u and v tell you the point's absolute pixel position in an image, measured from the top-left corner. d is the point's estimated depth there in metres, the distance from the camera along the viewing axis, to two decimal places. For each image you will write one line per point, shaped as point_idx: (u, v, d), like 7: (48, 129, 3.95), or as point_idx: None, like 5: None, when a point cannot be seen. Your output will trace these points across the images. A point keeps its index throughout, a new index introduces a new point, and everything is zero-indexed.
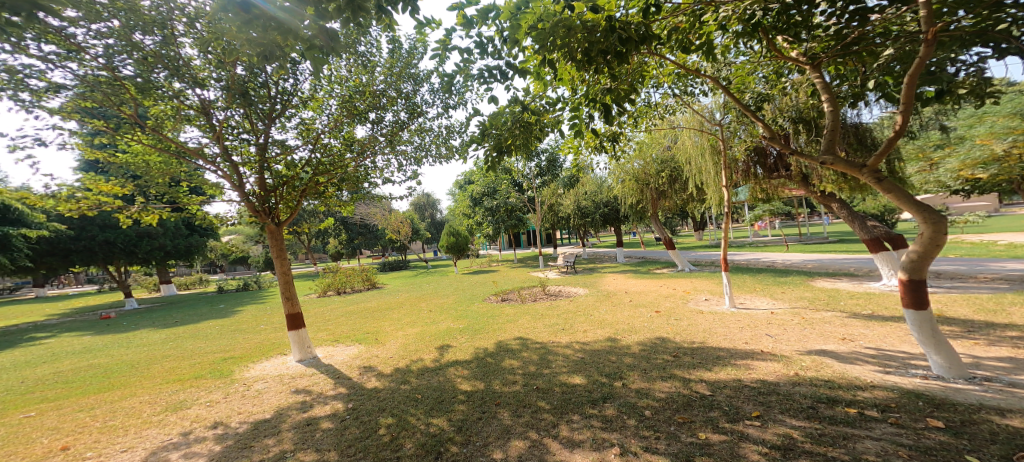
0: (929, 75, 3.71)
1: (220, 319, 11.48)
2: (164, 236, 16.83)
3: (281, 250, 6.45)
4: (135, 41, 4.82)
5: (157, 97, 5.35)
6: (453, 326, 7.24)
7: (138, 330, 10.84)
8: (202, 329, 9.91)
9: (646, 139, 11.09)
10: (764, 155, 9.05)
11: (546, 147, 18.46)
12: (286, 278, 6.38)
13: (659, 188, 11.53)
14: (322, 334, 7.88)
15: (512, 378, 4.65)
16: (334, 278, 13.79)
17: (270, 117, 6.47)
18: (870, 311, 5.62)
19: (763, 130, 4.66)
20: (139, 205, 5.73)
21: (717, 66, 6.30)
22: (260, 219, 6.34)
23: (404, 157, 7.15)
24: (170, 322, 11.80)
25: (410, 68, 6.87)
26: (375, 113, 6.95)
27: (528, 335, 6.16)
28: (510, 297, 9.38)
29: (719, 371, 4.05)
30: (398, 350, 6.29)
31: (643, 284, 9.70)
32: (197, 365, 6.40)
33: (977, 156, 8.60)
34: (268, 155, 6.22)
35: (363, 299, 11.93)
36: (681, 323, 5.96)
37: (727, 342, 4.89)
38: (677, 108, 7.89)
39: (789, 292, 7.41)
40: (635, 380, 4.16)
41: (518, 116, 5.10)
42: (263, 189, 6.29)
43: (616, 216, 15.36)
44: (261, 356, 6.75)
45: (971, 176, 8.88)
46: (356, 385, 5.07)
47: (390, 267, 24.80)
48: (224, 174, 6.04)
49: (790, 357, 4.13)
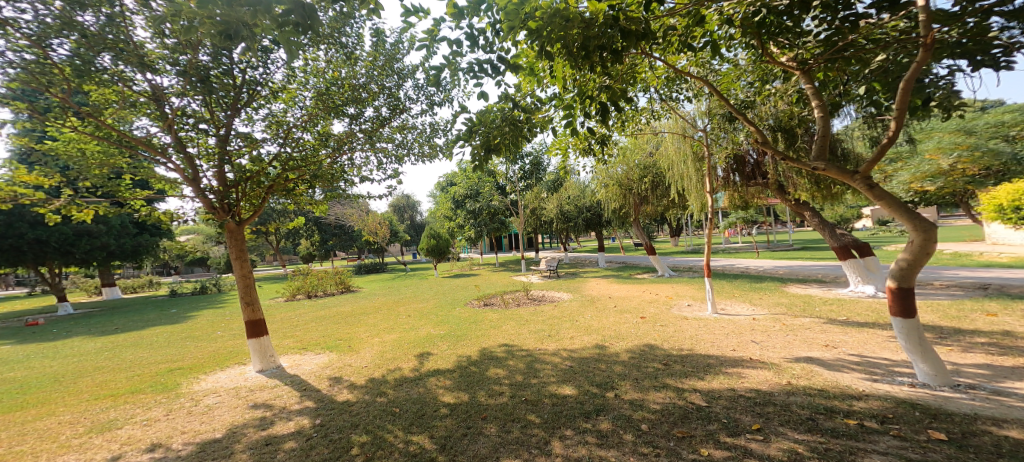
0: (916, 87, 3.81)
1: (173, 325, 10.57)
2: (107, 235, 15.54)
3: (240, 250, 5.91)
4: (76, 19, 4.30)
5: (98, 80, 4.75)
6: (434, 332, 6.91)
7: (73, 338, 9.79)
8: (148, 336, 9.06)
9: (629, 144, 11.17)
10: (742, 163, 9.29)
11: (530, 151, 18.93)
12: (246, 281, 5.88)
13: (642, 194, 11.62)
14: (288, 341, 7.33)
15: (497, 389, 4.40)
16: (303, 281, 12.99)
17: (233, 107, 5.93)
18: (846, 317, 5.75)
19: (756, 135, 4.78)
20: (67, 198, 5.06)
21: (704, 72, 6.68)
22: (218, 217, 5.71)
23: (385, 155, 6.78)
24: (112, 329, 10.74)
25: (395, 64, 6.53)
26: (353, 108, 6.56)
27: (513, 343, 5.92)
28: (492, 302, 9.13)
29: (711, 380, 3.96)
30: (373, 358, 5.89)
31: (625, 289, 9.68)
32: (136, 378, 5.76)
33: (926, 170, 9.71)
34: (228, 150, 5.68)
35: (336, 303, 11.33)
36: (667, 329, 5.90)
37: (715, 349, 4.84)
38: (660, 114, 7.96)
39: (767, 298, 7.54)
40: (627, 390, 4.01)
41: (508, 114, 4.92)
42: (222, 183, 5.72)
43: (597, 221, 15.44)
44: (216, 367, 6.17)
45: (921, 188, 10.03)
46: (325, 398, 4.66)
47: (363, 270, 23.94)
48: (176, 167, 5.46)
49: (779, 364, 4.08)
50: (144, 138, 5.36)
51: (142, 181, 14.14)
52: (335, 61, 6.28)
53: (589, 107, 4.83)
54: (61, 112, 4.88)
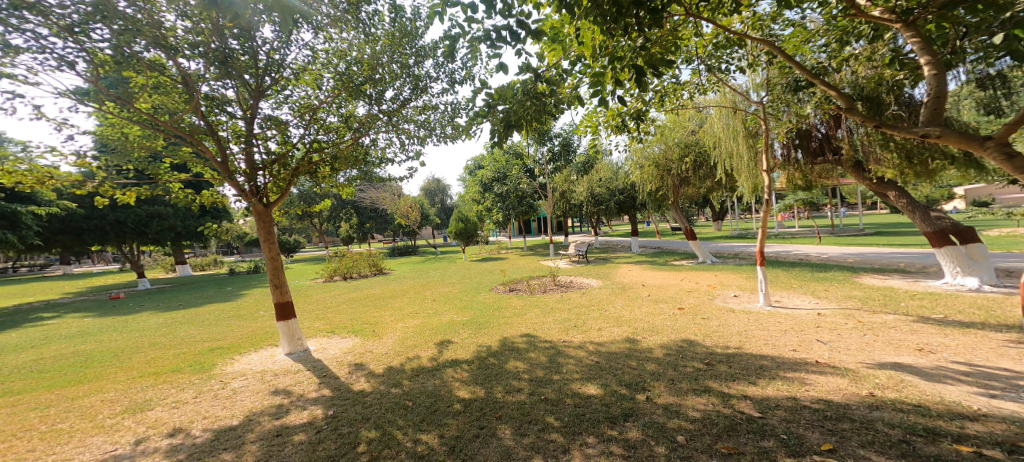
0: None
1: (222, 303, 11.19)
2: (175, 218, 16.83)
3: (269, 233, 5.87)
4: (119, 10, 4.20)
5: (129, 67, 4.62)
6: (457, 319, 6.65)
7: (140, 313, 10.63)
8: (201, 314, 9.62)
9: (668, 121, 10.26)
10: (808, 138, 8.16)
11: (560, 131, 18.10)
12: (275, 264, 5.81)
13: (681, 175, 10.60)
14: (318, 323, 7.41)
15: (516, 384, 4.03)
16: (340, 263, 13.41)
17: (257, 92, 5.80)
18: (941, 316, 4.76)
19: (841, 103, 4.12)
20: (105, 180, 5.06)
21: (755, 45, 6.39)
22: (246, 198, 5.68)
23: (407, 136, 6.52)
24: (173, 306, 11.57)
25: (416, 42, 6.21)
26: (376, 90, 6.32)
27: (536, 333, 5.51)
28: (518, 287, 8.78)
29: (765, 385, 3.31)
30: (394, 345, 5.72)
31: (661, 277, 8.93)
32: (179, 356, 5.98)
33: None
34: (255, 136, 5.60)
35: (368, 285, 11.48)
36: (709, 323, 5.22)
37: (769, 348, 4.14)
38: (707, 88, 7.22)
39: (834, 289, 6.54)
40: (661, 393, 3.48)
41: (530, 87, 4.53)
42: (251, 166, 5.69)
43: (631, 204, 14.31)
44: (250, 348, 6.29)
45: None
46: (341, 387, 4.51)
47: (399, 253, 24.54)
48: (208, 152, 5.45)
49: (856, 370, 3.33)
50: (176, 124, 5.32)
51: (178, 165, 14.86)
52: (355, 42, 6.07)
53: (623, 71, 4.25)
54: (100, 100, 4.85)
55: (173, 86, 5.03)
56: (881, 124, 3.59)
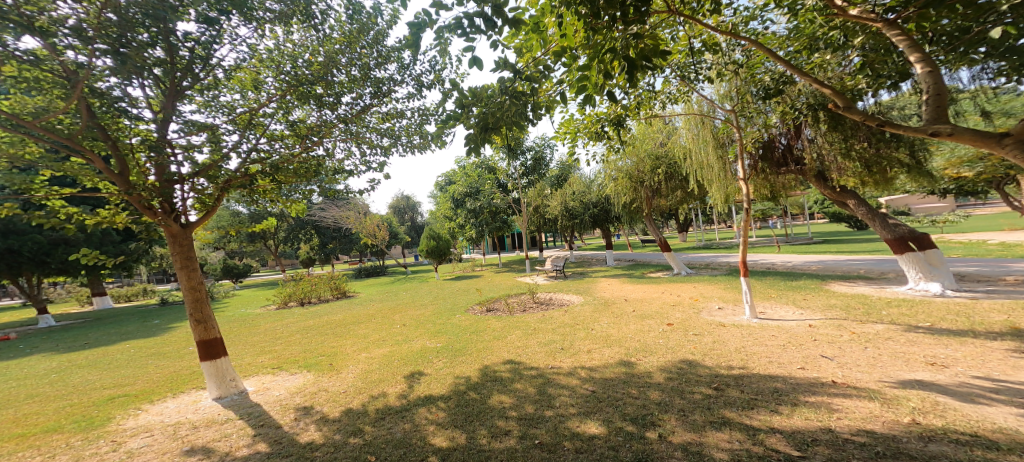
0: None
1: (145, 339, 9.61)
2: (86, 244, 14.69)
3: (187, 259, 4.90)
4: None
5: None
6: (429, 345, 5.92)
7: (34, 355, 8.86)
8: (111, 353, 8.11)
9: (638, 134, 10.26)
10: (770, 148, 8.23)
11: (532, 145, 17.98)
12: (196, 294, 4.83)
13: (653, 187, 10.55)
14: (262, 357, 6.36)
15: (503, 425, 3.41)
16: (295, 287, 12.13)
17: (171, 91, 4.92)
18: (931, 324, 4.68)
19: (839, 100, 3.64)
20: None
21: (725, 53, 6.37)
22: (157, 218, 4.69)
23: (370, 146, 5.82)
24: (80, 345, 9.78)
25: (380, 43, 5.59)
26: (331, 96, 5.59)
27: (520, 358, 4.93)
28: (495, 307, 8.15)
29: (791, 414, 2.93)
30: (355, 380, 4.90)
31: (642, 290, 8.66)
32: (66, 410, 4.79)
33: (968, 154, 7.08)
34: (170, 144, 4.68)
35: (327, 310, 10.37)
36: (703, 340, 4.89)
37: (777, 368, 3.83)
38: (678, 98, 7.15)
39: (814, 299, 6.50)
40: (675, 429, 3.02)
41: (507, 86, 4.10)
42: (163, 179, 4.73)
43: (605, 218, 14.19)
44: (167, 393, 5.19)
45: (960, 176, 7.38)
46: (283, 439, 3.66)
47: (363, 274, 23.06)
48: (100, 162, 4.40)
49: (881, 391, 3.04)
50: (50, 125, 4.24)
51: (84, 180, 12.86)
52: (307, 43, 5.38)
53: (609, 65, 3.82)
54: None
55: (53, 81, 4.07)
56: (883, 122, 3.28)
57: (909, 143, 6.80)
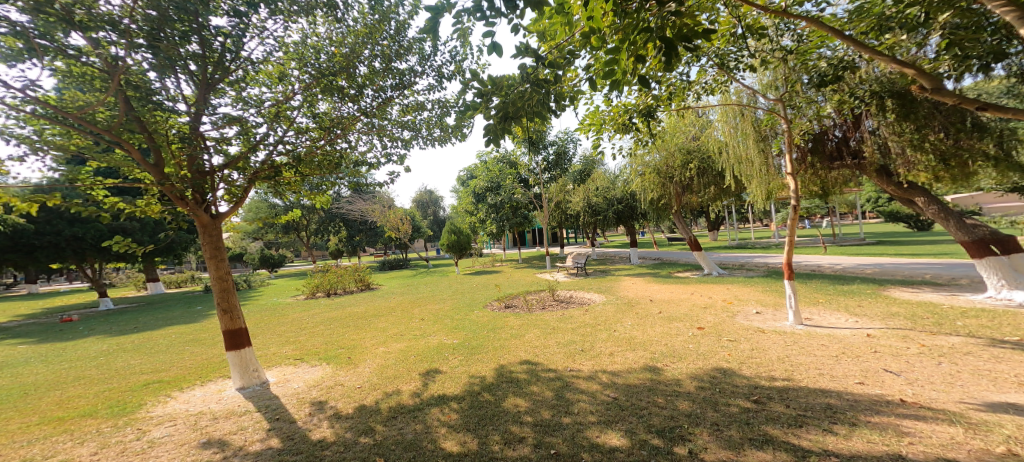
0: None
1: (184, 325, 10.04)
2: (140, 233, 15.66)
3: (216, 248, 4.98)
4: None
5: (33, 53, 3.80)
6: (446, 342, 5.77)
7: (86, 338, 9.45)
8: (153, 339, 8.50)
9: (667, 126, 9.72)
10: (821, 141, 7.63)
11: (555, 139, 17.66)
12: (224, 284, 4.91)
13: (684, 182, 9.97)
14: (287, 348, 6.45)
15: (519, 432, 3.18)
16: (323, 278, 12.39)
17: (203, 83, 5.00)
18: (1018, 338, 4.05)
19: (926, 82, 3.05)
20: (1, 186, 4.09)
21: (775, 31, 5.80)
22: (188, 208, 4.79)
23: (390, 139, 5.76)
24: (127, 329, 10.35)
25: (402, 35, 5.51)
26: (355, 89, 5.56)
27: (538, 359, 4.68)
28: (515, 303, 7.92)
29: (849, 435, 2.52)
30: (371, 375, 4.81)
31: (670, 290, 8.17)
32: (103, 394, 4.98)
33: None
34: (202, 137, 4.75)
35: (352, 302, 10.50)
36: (740, 346, 4.45)
37: (829, 381, 3.38)
38: (715, 88, 6.64)
39: (869, 305, 5.84)
40: (709, 446, 2.68)
41: (528, 73, 3.85)
42: (195, 171, 4.81)
43: (630, 214, 13.64)
44: (195, 381, 5.31)
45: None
46: (296, 435, 3.58)
47: (389, 267, 23.50)
48: (136, 153, 4.51)
49: (965, 415, 2.57)
50: (90, 118, 4.37)
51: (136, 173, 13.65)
52: (333, 35, 5.36)
53: (643, 47, 3.34)
54: (19, 99, 4.02)
55: (96, 76, 4.21)
56: (986, 106, 2.72)
57: (993, 132, 5.97)
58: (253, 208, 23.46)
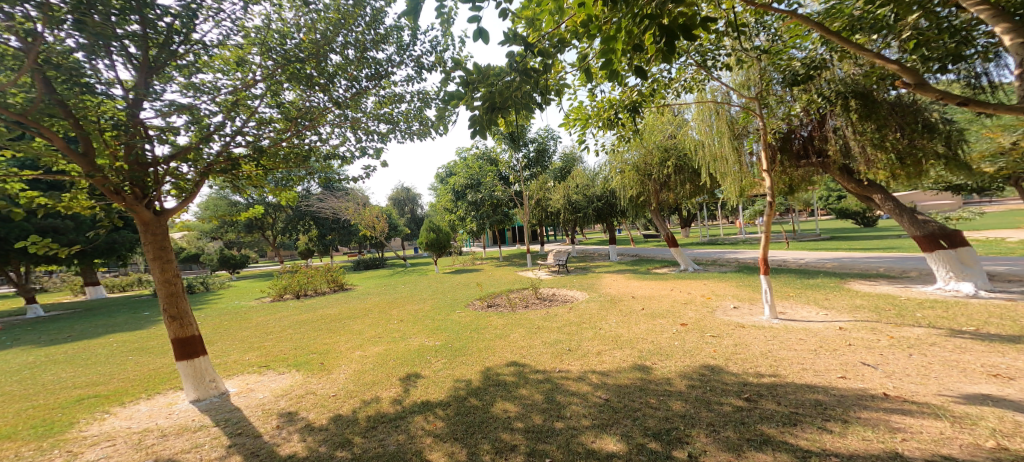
0: None
1: (131, 332, 9.17)
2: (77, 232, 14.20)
3: (161, 249, 4.49)
4: None
5: None
6: (427, 344, 5.52)
7: (12, 349, 8.43)
8: (93, 348, 7.69)
9: (645, 124, 9.83)
10: (789, 140, 7.86)
11: (536, 136, 17.51)
12: (171, 288, 4.43)
13: (661, 180, 10.12)
14: (250, 354, 5.98)
15: (510, 439, 3.02)
16: (291, 279, 11.71)
17: (143, 68, 4.43)
18: (977, 329, 4.30)
19: (910, 78, 3.11)
20: None
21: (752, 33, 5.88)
22: (125, 204, 4.26)
23: (365, 131, 5.41)
24: (62, 338, 9.34)
25: (378, 24, 5.16)
26: (326, 80, 5.16)
27: (524, 360, 4.54)
28: (496, 302, 7.75)
29: (844, 433, 2.54)
30: (346, 382, 4.51)
31: (649, 287, 8.26)
32: (29, 413, 4.39)
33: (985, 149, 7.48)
34: (143, 125, 4.28)
35: (322, 304, 9.97)
36: (724, 343, 4.49)
37: (814, 376, 3.44)
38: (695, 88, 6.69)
39: (837, 299, 6.10)
40: (707, 448, 2.63)
41: (516, 63, 3.65)
42: (134, 162, 4.28)
43: (609, 212, 13.73)
44: (141, 394, 4.80)
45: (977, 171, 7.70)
46: (262, 452, 3.26)
47: (364, 266, 22.67)
48: (60, 141, 3.95)
49: (948, 408, 2.65)
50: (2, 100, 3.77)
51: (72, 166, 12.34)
52: (301, 21, 4.93)
53: (643, 36, 3.21)
54: None
55: (12, 56, 3.61)
56: (968, 100, 2.78)
57: (943, 134, 6.33)
58: (211, 205, 21.92)
